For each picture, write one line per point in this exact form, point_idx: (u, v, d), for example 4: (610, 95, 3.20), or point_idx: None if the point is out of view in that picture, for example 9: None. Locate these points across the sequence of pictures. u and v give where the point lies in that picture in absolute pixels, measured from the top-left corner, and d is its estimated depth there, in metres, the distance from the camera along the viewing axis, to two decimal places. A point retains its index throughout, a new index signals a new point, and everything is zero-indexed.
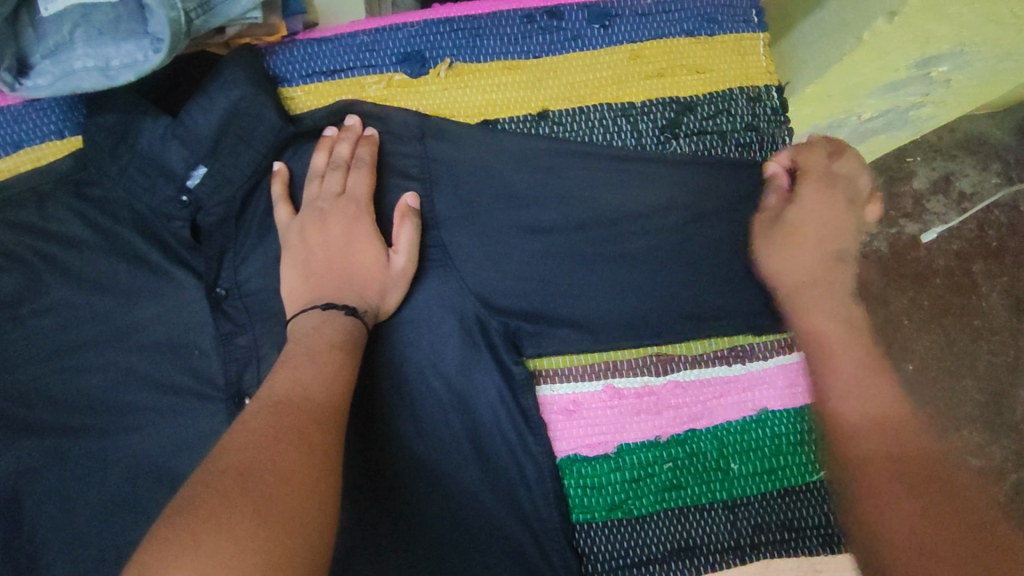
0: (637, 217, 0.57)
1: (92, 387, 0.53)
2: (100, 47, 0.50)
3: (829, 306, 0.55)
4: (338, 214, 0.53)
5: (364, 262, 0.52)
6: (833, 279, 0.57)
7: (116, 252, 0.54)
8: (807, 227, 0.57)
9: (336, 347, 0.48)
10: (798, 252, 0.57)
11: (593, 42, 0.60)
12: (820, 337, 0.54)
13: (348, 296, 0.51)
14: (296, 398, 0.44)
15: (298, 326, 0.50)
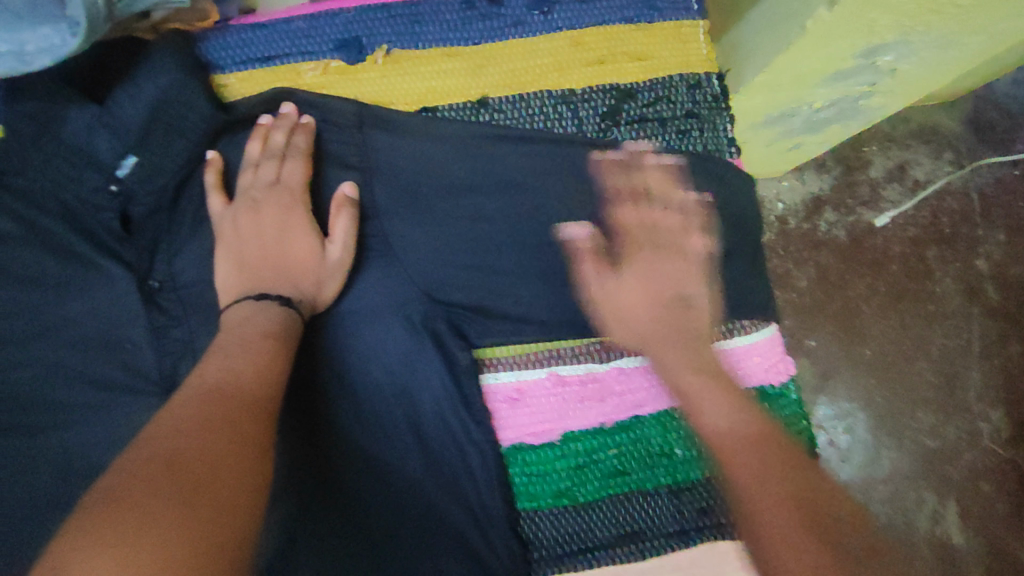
0: (582, 204, 0.57)
1: (20, 385, 0.52)
2: (12, 30, 0.47)
3: (675, 359, 0.51)
4: (273, 204, 0.53)
5: (299, 253, 0.52)
6: (681, 328, 0.53)
7: (43, 244, 0.53)
8: (633, 292, 0.53)
9: (270, 336, 0.48)
10: (649, 313, 0.53)
11: (533, 29, 0.59)
12: (691, 393, 0.50)
13: (283, 287, 0.51)
14: (229, 385, 0.44)
15: (231, 317, 0.49)
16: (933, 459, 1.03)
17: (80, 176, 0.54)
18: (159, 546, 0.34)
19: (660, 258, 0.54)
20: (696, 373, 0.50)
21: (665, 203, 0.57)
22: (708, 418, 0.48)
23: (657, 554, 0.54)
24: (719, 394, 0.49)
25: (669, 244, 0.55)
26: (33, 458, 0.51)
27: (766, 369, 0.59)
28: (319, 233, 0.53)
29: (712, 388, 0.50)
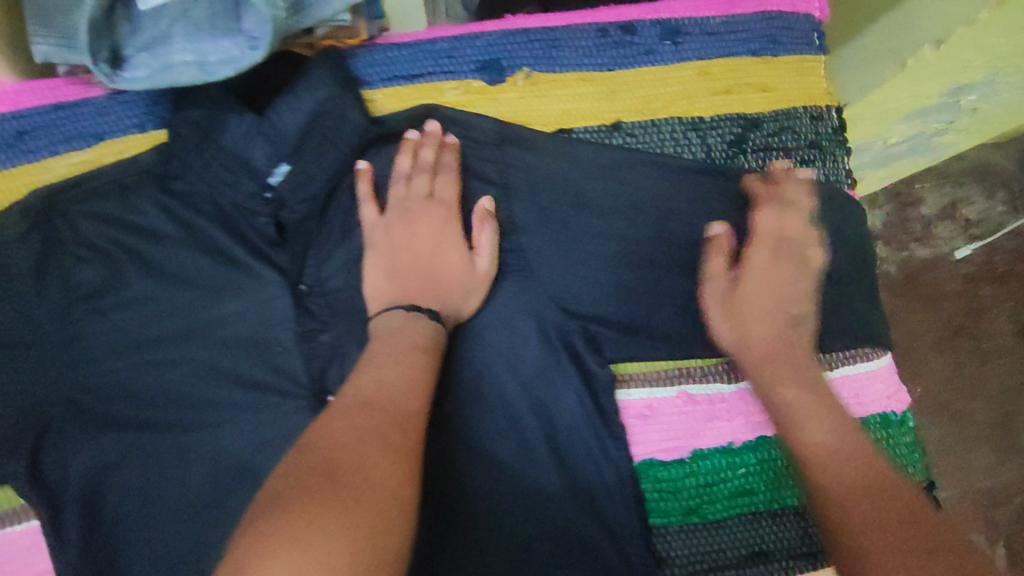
0: (711, 228, 0.58)
1: (171, 381, 0.53)
2: (198, 42, 0.51)
3: (796, 372, 0.50)
4: (425, 218, 0.55)
5: (449, 265, 0.54)
6: (789, 346, 0.52)
7: (200, 246, 0.55)
8: (755, 293, 0.53)
9: (421, 350, 0.49)
10: (756, 325, 0.52)
11: (663, 58, 0.61)
12: (788, 409, 0.49)
13: (435, 298, 0.53)
14: (386, 394, 0.45)
15: (382, 326, 0.51)
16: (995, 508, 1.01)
17: (238, 180, 0.56)
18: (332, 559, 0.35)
19: (795, 272, 0.54)
20: (817, 400, 0.48)
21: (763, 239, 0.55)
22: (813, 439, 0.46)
23: None
24: (806, 411, 0.48)
25: (778, 253, 0.55)
26: (178, 454, 0.52)
27: (889, 397, 0.59)
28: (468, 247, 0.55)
29: (808, 404, 0.48)
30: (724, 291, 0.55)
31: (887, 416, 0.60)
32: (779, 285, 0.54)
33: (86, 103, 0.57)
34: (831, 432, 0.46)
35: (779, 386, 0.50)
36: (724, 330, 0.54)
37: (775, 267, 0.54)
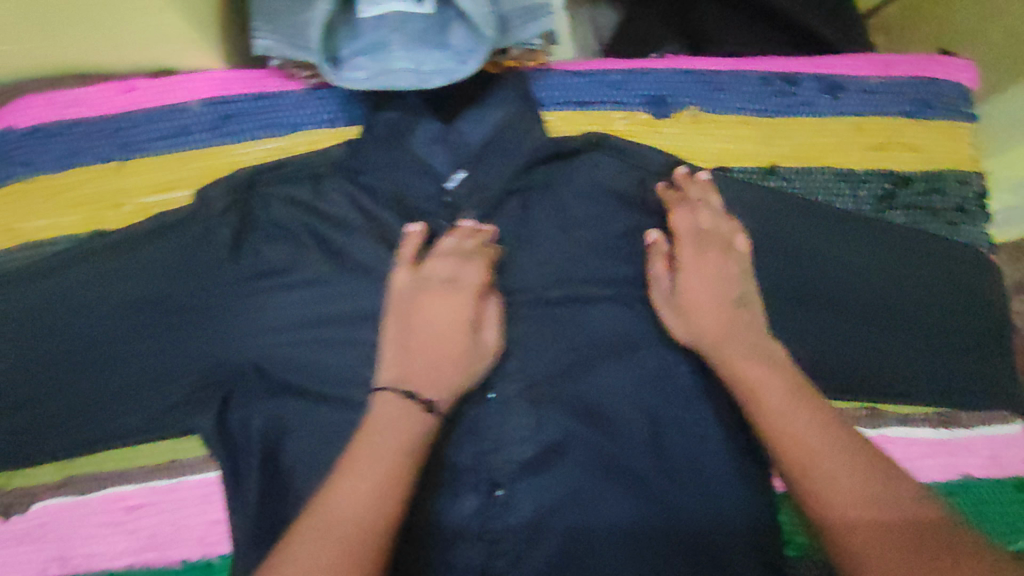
0: (861, 278, 0.60)
1: (342, 359, 0.58)
2: (417, 51, 0.55)
3: (750, 354, 0.52)
4: (468, 303, 0.56)
5: (462, 348, 0.54)
6: (752, 328, 0.54)
7: (381, 238, 0.60)
8: (692, 287, 0.56)
9: (400, 454, 0.48)
10: (699, 314, 0.54)
11: (822, 110, 0.64)
12: (749, 387, 0.50)
13: (439, 381, 0.53)
14: (346, 526, 0.44)
15: (381, 411, 0.50)
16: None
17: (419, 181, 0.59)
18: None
19: (724, 257, 0.57)
20: (779, 373, 0.50)
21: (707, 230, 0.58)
22: (802, 438, 0.46)
23: None
24: (784, 394, 0.49)
25: (700, 246, 0.57)
26: (338, 431, 0.56)
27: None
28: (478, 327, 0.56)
29: (775, 387, 0.49)
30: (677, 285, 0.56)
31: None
32: (716, 273, 0.56)
33: (283, 96, 0.62)
34: (781, 419, 0.48)
35: (728, 370, 0.52)
36: (673, 323, 0.56)
37: (703, 262, 0.57)
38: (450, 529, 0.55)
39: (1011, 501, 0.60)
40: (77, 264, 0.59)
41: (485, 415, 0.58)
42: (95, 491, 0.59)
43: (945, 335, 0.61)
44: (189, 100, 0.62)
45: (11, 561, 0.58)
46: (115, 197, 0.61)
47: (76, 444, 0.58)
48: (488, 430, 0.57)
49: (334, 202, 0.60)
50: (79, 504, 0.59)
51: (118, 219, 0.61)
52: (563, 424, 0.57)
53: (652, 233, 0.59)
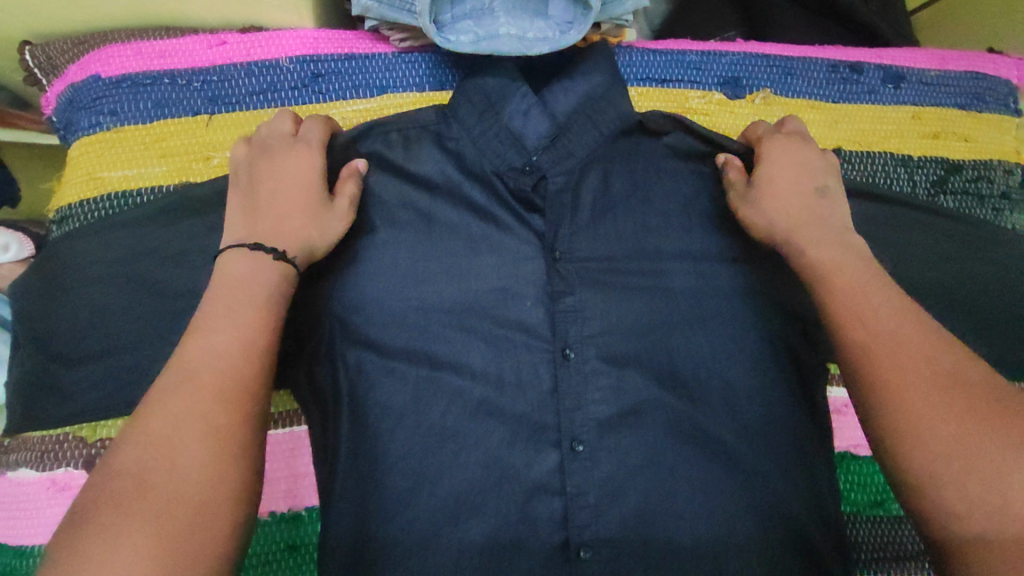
0: (921, 257, 0.63)
1: (429, 318, 0.59)
2: (520, 19, 0.56)
3: (820, 239, 0.54)
4: (302, 164, 0.57)
5: (307, 208, 0.55)
6: (831, 219, 0.56)
7: (467, 202, 0.62)
8: (773, 174, 0.59)
9: (261, 305, 0.49)
10: (775, 197, 0.57)
11: (884, 98, 0.68)
12: (823, 267, 0.52)
13: (288, 235, 0.54)
14: (207, 373, 0.44)
15: (228, 271, 0.50)
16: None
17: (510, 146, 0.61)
18: (138, 559, 0.36)
19: (802, 154, 0.60)
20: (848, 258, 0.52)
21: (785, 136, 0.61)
22: (870, 311, 0.48)
23: None
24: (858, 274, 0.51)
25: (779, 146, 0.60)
26: (425, 386, 0.57)
27: None
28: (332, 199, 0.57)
29: (843, 268, 0.52)
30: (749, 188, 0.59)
31: None
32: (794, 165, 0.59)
33: (375, 58, 0.64)
34: (851, 292, 0.50)
35: (806, 253, 0.54)
36: (752, 214, 0.58)
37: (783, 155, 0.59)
38: (535, 485, 0.55)
39: None
40: (163, 211, 0.59)
41: (569, 376, 0.57)
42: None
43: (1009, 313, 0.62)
44: (280, 57, 0.63)
45: None
46: (203, 149, 0.61)
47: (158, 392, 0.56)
48: (570, 388, 0.57)
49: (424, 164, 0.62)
50: None
51: (205, 171, 0.61)
52: (645, 386, 0.58)
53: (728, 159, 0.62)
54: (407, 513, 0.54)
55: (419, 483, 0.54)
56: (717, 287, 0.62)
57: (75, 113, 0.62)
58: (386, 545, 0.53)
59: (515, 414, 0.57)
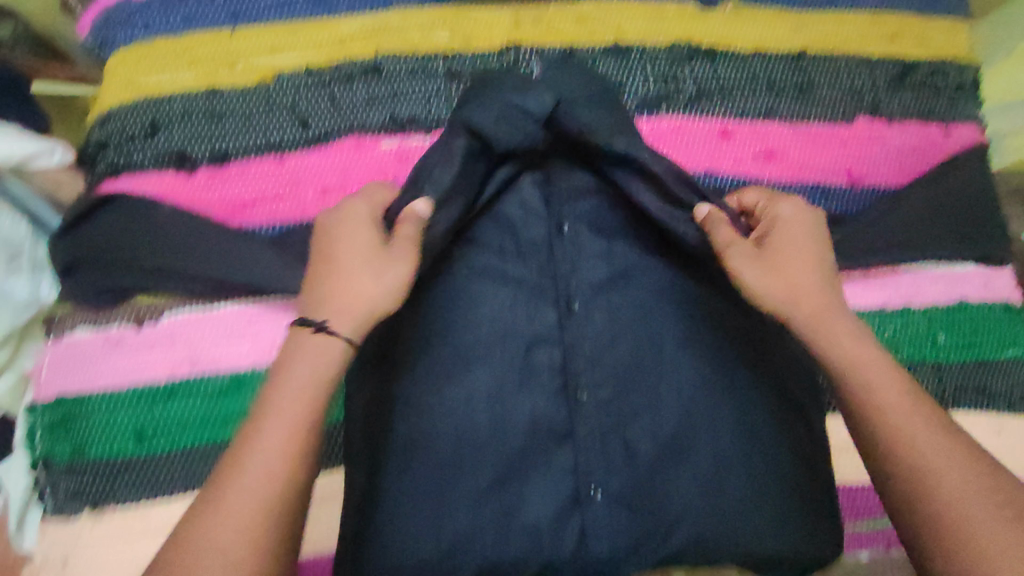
0: (873, 142, 0.71)
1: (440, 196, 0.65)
2: None
3: (846, 332, 0.51)
4: (360, 235, 0.52)
5: (360, 277, 0.50)
6: (843, 308, 0.53)
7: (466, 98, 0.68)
8: (785, 249, 0.54)
9: (320, 385, 0.46)
10: (791, 276, 0.52)
11: (844, 6, 0.75)
12: (855, 366, 0.50)
13: (340, 304, 0.49)
14: (257, 476, 0.43)
15: (284, 366, 0.47)
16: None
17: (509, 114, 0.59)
18: None
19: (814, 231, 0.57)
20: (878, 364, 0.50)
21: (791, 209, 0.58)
22: (921, 439, 0.46)
23: None
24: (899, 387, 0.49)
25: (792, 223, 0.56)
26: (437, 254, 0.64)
27: (1010, 289, 0.70)
28: (390, 260, 0.51)
29: (875, 372, 0.49)
30: (753, 261, 0.53)
31: (1011, 304, 0.69)
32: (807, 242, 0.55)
33: None
34: (885, 403, 0.48)
35: (829, 346, 0.51)
36: (757, 281, 0.53)
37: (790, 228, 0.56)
38: (535, 336, 0.62)
39: (1000, 319, 0.69)
40: (197, 112, 0.65)
41: (564, 245, 0.64)
42: (218, 303, 0.60)
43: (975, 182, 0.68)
44: None
45: (139, 362, 0.59)
46: (229, 59, 0.68)
47: (186, 271, 0.59)
48: (565, 254, 0.64)
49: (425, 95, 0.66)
50: (203, 315, 0.60)
51: (232, 79, 0.67)
52: (631, 253, 0.65)
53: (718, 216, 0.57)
54: (424, 361, 0.61)
55: (433, 336, 0.61)
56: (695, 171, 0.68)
57: (114, 32, 0.69)
58: (406, 387, 0.60)
59: (518, 277, 0.63)
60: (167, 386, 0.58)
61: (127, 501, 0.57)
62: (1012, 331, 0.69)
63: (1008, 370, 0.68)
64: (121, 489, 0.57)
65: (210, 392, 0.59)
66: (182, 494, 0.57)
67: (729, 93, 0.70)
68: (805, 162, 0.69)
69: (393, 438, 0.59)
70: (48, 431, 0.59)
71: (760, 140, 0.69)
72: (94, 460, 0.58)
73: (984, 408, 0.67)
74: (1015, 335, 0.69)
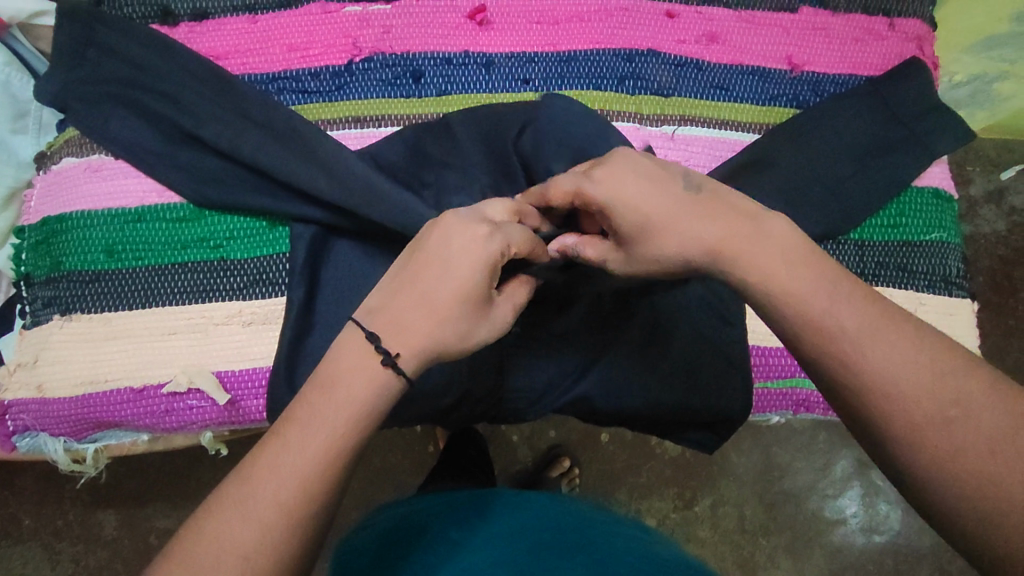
0: (813, 34, 0.73)
1: (391, 56, 0.69)
2: None
3: (763, 257, 0.46)
4: (478, 278, 0.48)
5: (448, 324, 0.47)
6: (743, 225, 0.47)
7: None
8: (623, 224, 0.50)
9: (369, 402, 0.45)
10: (647, 246, 0.49)
11: None
12: (784, 283, 0.45)
13: (417, 338, 0.46)
14: (291, 474, 0.43)
15: (345, 374, 0.45)
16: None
17: None
18: None
19: (628, 177, 0.49)
20: (825, 290, 0.45)
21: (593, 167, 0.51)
22: (878, 350, 0.42)
23: None
24: (833, 287, 0.45)
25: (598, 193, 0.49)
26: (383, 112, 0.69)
27: (942, 179, 0.72)
28: (482, 323, 0.49)
29: (817, 290, 0.45)
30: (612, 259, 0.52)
31: (943, 193, 0.72)
32: (628, 198, 0.49)
33: None
34: (834, 331, 0.43)
35: (757, 272, 0.46)
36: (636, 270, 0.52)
37: (615, 184, 0.49)
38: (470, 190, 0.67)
39: (930, 205, 0.71)
40: None
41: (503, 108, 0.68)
42: None
43: (906, 75, 0.70)
44: None
45: (112, 189, 0.66)
46: None
47: (155, 113, 0.64)
48: None
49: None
50: None
51: None
52: None
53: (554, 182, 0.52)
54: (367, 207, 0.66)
55: None
56: (637, 48, 0.71)
57: None
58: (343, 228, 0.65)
59: None
60: (136, 211, 0.65)
61: (90, 311, 0.64)
62: (940, 217, 0.71)
63: (932, 253, 0.71)
64: (90, 300, 0.64)
65: (174, 220, 0.65)
66: (143, 307, 0.64)
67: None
68: (745, 46, 0.72)
69: (330, 270, 0.64)
70: (32, 249, 0.66)
71: (703, 23, 0.72)
72: (68, 273, 0.65)
73: (906, 286, 0.70)
74: (942, 219, 0.71)
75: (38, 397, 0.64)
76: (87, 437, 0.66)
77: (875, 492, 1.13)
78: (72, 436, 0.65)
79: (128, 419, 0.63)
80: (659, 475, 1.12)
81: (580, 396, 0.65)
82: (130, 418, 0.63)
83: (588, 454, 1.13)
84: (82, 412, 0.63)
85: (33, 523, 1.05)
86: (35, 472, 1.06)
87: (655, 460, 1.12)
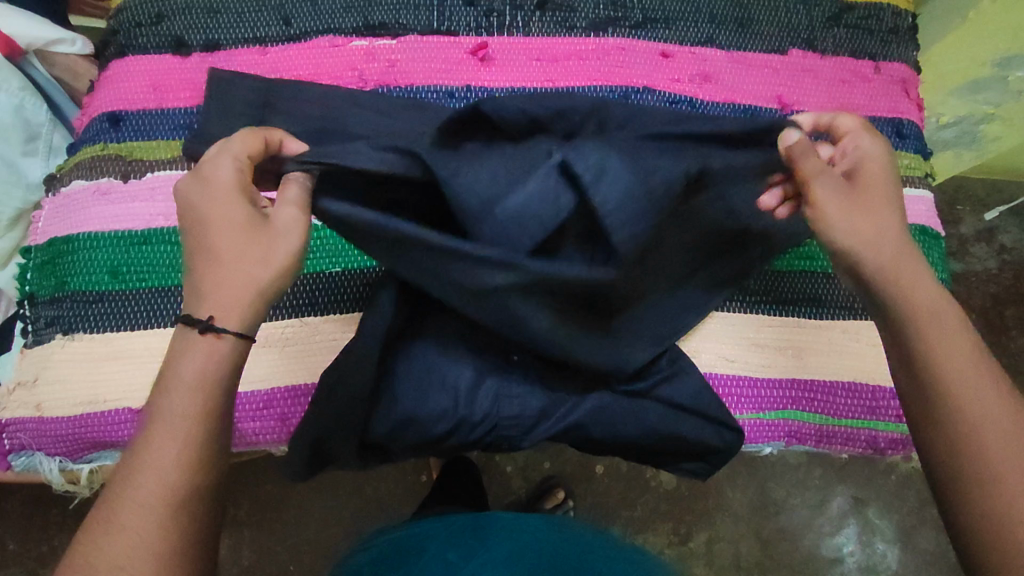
0: (801, 76, 0.76)
1: (395, 89, 0.72)
2: None
3: (921, 280, 0.53)
4: (230, 228, 0.50)
5: (246, 278, 0.49)
6: (912, 253, 0.54)
7: (424, 9, 0.74)
8: (871, 188, 0.55)
9: (210, 378, 0.48)
10: (864, 215, 0.54)
11: None
12: (918, 300, 0.53)
13: (225, 299, 0.49)
14: (162, 456, 0.46)
15: (184, 356, 0.48)
16: (897, 495, 1.13)
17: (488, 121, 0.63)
18: None
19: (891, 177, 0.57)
20: (940, 309, 0.53)
21: (853, 139, 0.58)
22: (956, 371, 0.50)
23: (833, 317, 0.71)
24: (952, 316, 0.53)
25: (875, 166, 0.56)
26: None
27: (928, 217, 0.74)
28: (267, 265, 0.50)
29: (941, 313, 0.53)
30: (830, 195, 0.54)
31: (929, 230, 0.74)
32: (885, 191, 0.56)
33: None
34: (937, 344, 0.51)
35: (902, 283, 0.53)
36: (836, 221, 0.54)
37: (879, 169, 0.56)
38: None
39: (916, 241, 0.73)
40: (197, 7, 0.73)
41: None
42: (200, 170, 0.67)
43: None
44: None
45: (121, 212, 0.67)
46: None
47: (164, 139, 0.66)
48: None
49: (435, 109, 0.67)
50: None
51: None
52: None
53: (857, 133, 0.58)
54: None
55: None
56: (633, 86, 0.74)
57: None
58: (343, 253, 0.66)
59: None
60: (143, 233, 0.67)
61: (91, 331, 0.65)
62: (927, 254, 0.73)
63: None
64: (92, 320, 0.65)
65: (179, 242, 0.67)
66: (144, 327, 0.65)
67: (673, 21, 0.76)
68: (737, 86, 0.75)
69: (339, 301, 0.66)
70: (37, 269, 0.67)
71: (697, 64, 0.75)
72: (73, 293, 0.66)
73: None
74: (930, 255, 0.73)
75: (36, 415, 0.64)
76: (81, 458, 0.66)
77: (872, 531, 1.12)
78: (67, 455, 0.65)
79: (123, 439, 0.64)
80: (654, 510, 1.12)
81: (575, 423, 0.65)
82: (125, 438, 0.63)
83: (583, 487, 1.13)
84: (79, 431, 0.63)
85: (19, 547, 1.03)
86: (25, 496, 1.05)
87: (650, 494, 1.12)
